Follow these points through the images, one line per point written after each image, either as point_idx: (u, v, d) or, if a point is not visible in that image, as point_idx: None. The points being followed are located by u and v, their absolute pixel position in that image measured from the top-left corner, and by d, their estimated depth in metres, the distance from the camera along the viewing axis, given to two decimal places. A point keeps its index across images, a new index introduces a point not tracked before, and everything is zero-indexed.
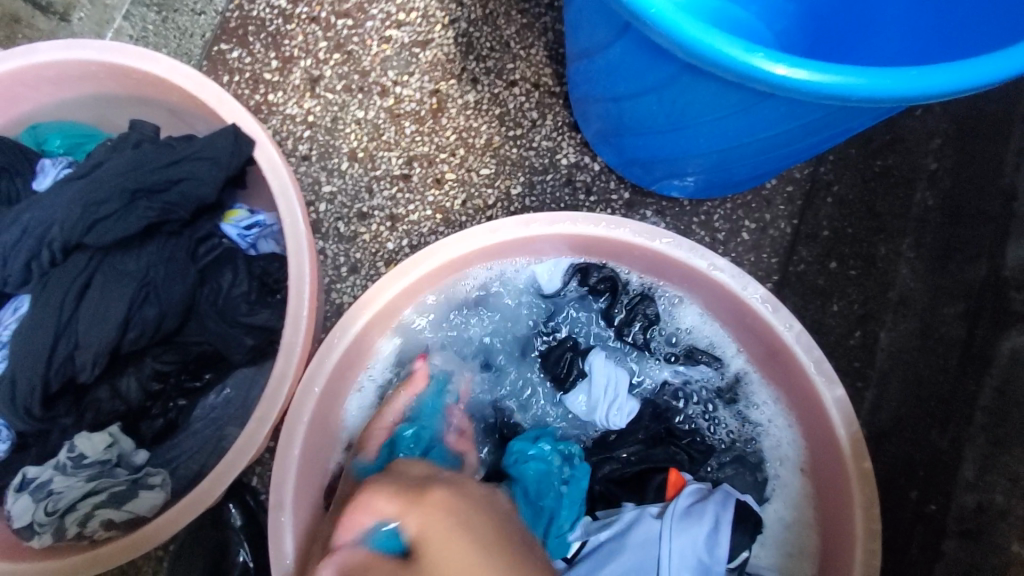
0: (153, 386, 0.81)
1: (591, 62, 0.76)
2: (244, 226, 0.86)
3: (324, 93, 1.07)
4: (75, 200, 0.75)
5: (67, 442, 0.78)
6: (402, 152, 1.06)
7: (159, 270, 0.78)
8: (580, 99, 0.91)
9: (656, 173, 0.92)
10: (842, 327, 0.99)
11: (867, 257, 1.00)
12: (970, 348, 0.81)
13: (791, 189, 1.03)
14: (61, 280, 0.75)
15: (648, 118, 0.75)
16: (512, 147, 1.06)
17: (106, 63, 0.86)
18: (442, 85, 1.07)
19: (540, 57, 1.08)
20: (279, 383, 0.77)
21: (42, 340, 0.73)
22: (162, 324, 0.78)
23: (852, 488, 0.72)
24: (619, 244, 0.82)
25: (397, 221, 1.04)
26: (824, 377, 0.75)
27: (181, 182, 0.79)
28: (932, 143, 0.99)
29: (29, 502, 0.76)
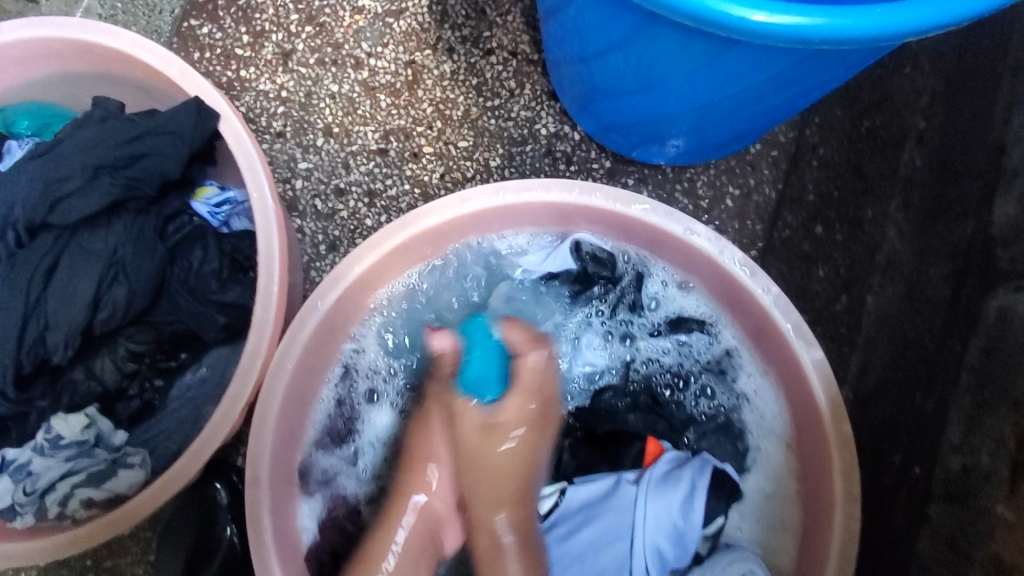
0: (128, 365, 0.81)
1: (560, 22, 0.74)
2: (214, 204, 0.85)
3: (297, 68, 1.05)
4: (37, 179, 0.74)
5: (44, 423, 0.78)
6: (378, 126, 1.04)
7: (127, 248, 0.76)
8: (555, 63, 0.88)
9: (635, 137, 0.89)
10: (828, 293, 0.96)
11: (853, 220, 0.97)
12: (955, 306, 0.80)
13: (776, 153, 1.00)
14: (28, 261, 0.74)
15: (618, 78, 0.73)
16: (490, 118, 1.03)
17: (66, 39, 0.84)
18: (417, 56, 1.05)
19: (517, 23, 1.05)
20: (252, 360, 0.76)
21: (10, 321, 0.73)
22: (133, 304, 0.77)
23: (830, 452, 0.71)
24: (600, 212, 0.80)
25: (375, 196, 1.03)
26: (802, 339, 0.73)
27: (144, 158, 0.77)
28: (920, 101, 0.97)
29: (9, 483, 0.76)
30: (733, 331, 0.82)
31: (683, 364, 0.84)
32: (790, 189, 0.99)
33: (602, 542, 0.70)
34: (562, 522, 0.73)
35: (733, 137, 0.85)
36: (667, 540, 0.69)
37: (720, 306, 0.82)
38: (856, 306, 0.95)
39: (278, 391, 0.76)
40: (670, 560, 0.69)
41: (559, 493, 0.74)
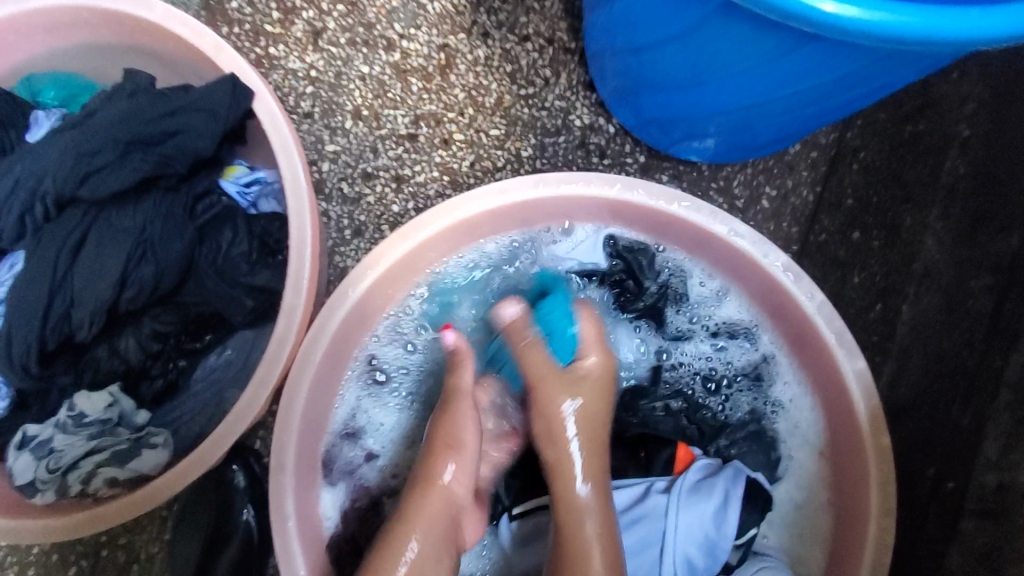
0: (153, 346, 0.80)
1: (613, 10, 0.71)
2: (244, 183, 0.84)
3: (327, 47, 1.03)
4: (67, 151, 0.72)
5: (67, 400, 0.77)
6: (408, 110, 1.02)
7: (156, 227, 0.75)
8: (597, 53, 0.86)
9: (676, 133, 0.86)
10: (862, 300, 0.93)
11: (891, 227, 0.94)
12: (997, 323, 0.82)
13: (816, 155, 0.98)
14: (55, 235, 0.73)
15: (671, 71, 0.70)
16: (524, 107, 1.01)
17: (97, 9, 0.82)
18: (451, 40, 1.02)
19: (554, 10, 1.02)
20: (279, 347, 0.74)
21: (37, 296, 0.71)
22: (161, 283, 0.75)
23: (868, 464, 0.69)
24: (638, 207, 0.78)
25: (403, 182, 1.01)
26: (845, 349, 0.71)
27: (178, 135, 0.76)
28: (965, 108, 0.93)
29: (30, 459, 0.75)
30: (768, 335, 0.81)
31: (712, 365, 0.83)
32: (827, 194, 0.97)
33: (630, 549, 0.69)
34: None
35: (777, 139, 0.83)
36: (698, 550, 0.68)
37: (754, 308, 0.81)
38: (891, 314, 0.91)
39: (307, 376, 0.75)
40: (700, 570, 0.69)
41: None
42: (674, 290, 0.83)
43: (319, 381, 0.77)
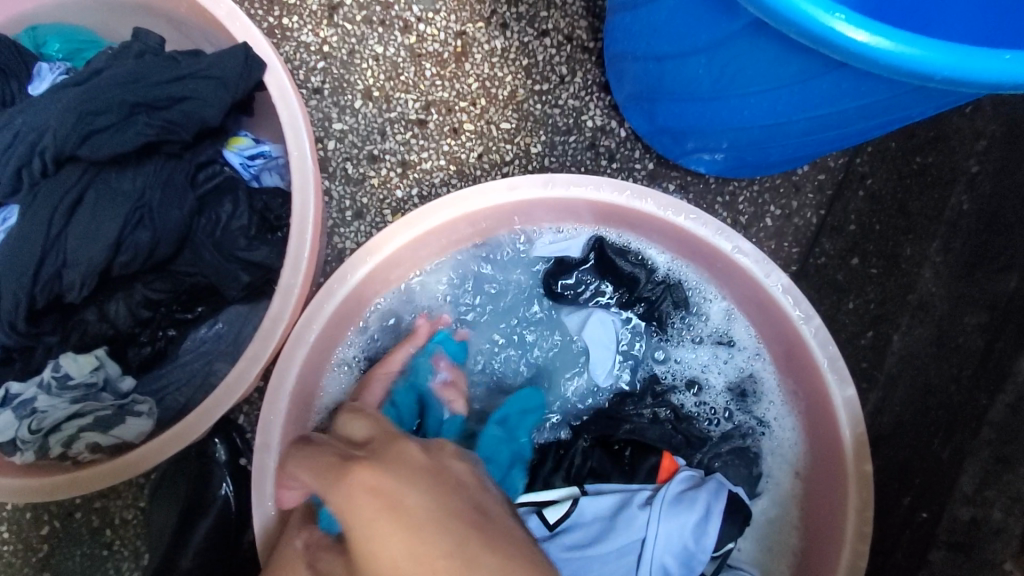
0: (142, 314, 0.79)
1: (639, 16, 0.71)
2: (247, 155, 0.82)
3: (342, 23, 1.01)
4: (70, 107, 0.71)
5: (51, 361, 0.76)
6: (419, 95, 1.00)
7: (155, 193, 0.73)
8: (615, 56, 0.85)
9: (687, 145, 0.86)
10: (854, 327, 0.93)
11: (890, 257, 0.94)
12: (986, 361, 0.85)
13: (823, 177, 0.97)
14: (51, 192, 0.71)
15: (691, 84, 0.70)
16: (537, 103, 1.00)
17: None
18: (468, 28, 1.01)
19: (576, 7, 1.00)
20: (273, 325, 0.74)
21: (28, 254, 0.70)
22: (156, 251, 0.74)
23: (846, 489, 0.70)
24: (641, 211, 0.77)
25: (409, 167, 1.00)
26: (835, 376, 0.72)
27: (184, 101, 0.74)
28: (977, 144, 0.94)
29: (12, 417, 0.74)
30: (758, 352, 0.82)
31: (697, 367, 0.84)
32: (831, 217, 0.97)
33: (610, 554, 0.70)
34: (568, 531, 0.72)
35: (790, 158, 0.83)
36: (675, 559, 0.69)
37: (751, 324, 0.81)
38: (882, 343, 0.91)
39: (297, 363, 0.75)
40: None
41: (571, 500, 0.73)
42: (674, 300, 0.83)
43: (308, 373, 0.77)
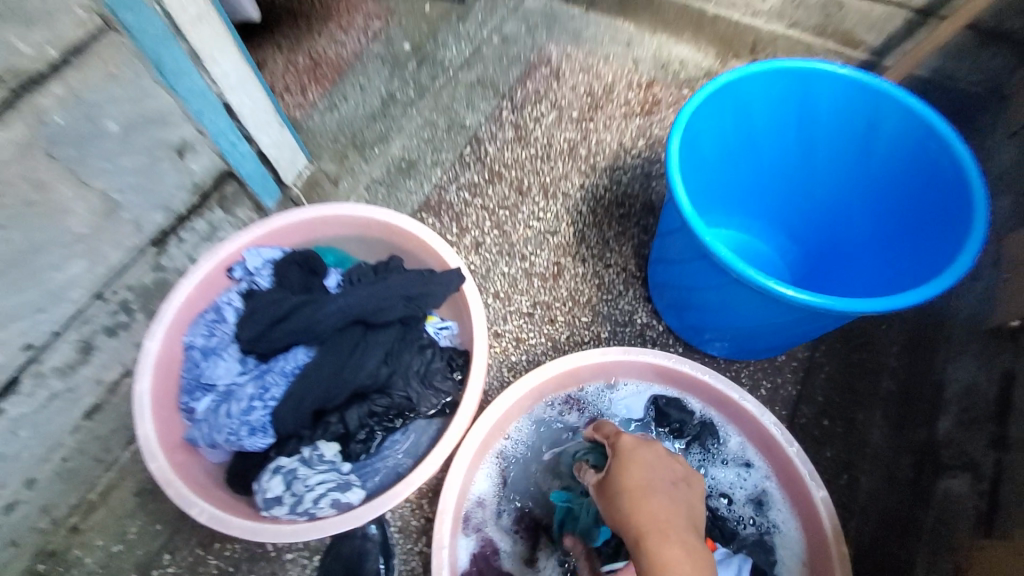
0: (365, 420, 1.21)
1: (677, 265, 1.30)
2: (438, 326, 1.35)
3: (483, 253, 1.67)
4: (370, 298, 1.23)
5: (309, 445, 1.17)
6: (530, 297, 1.59)
7: (395, 342, 1.24)
8: (660, 283, 1.43)
9: (706, 335, 1.39)
10: (832, 470, 1.36)
11: (849, 420, 1.41)
12: (918, 486, 1.20)
13: (795, 363, 1.48)
14: (340, 339, 1.22)
15: (709, 300, 1.26)
16: (605, 305, 1.57)
17: (380, 219, 1.39)
18: (562, 260, 1.65)
19: (628, 253, 1.66)
20: (457, 427, 1.15)
21: (322, 373, 1.18)
22: (389, 377, 1.22)
23: (834, 564, 1.05)
24: (685, 372, 1.25)
25: (521, 341, 1.53)
26: (813, 483, 1.12)
27: (428, 298, 1.26)
28: (893, 348, 1.47)
29: (282, 481, 1.12)
30: (766, 472, 1.20)
31: (727, 483, 1.21)
32: (805, 390, 1.45)
33: None
34: None
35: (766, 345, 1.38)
36: None
37: (760, 453, 1.21)
38: (854, 483, 1.34)
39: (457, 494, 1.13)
40: None
41: None
42: (710, 435, 1.24)
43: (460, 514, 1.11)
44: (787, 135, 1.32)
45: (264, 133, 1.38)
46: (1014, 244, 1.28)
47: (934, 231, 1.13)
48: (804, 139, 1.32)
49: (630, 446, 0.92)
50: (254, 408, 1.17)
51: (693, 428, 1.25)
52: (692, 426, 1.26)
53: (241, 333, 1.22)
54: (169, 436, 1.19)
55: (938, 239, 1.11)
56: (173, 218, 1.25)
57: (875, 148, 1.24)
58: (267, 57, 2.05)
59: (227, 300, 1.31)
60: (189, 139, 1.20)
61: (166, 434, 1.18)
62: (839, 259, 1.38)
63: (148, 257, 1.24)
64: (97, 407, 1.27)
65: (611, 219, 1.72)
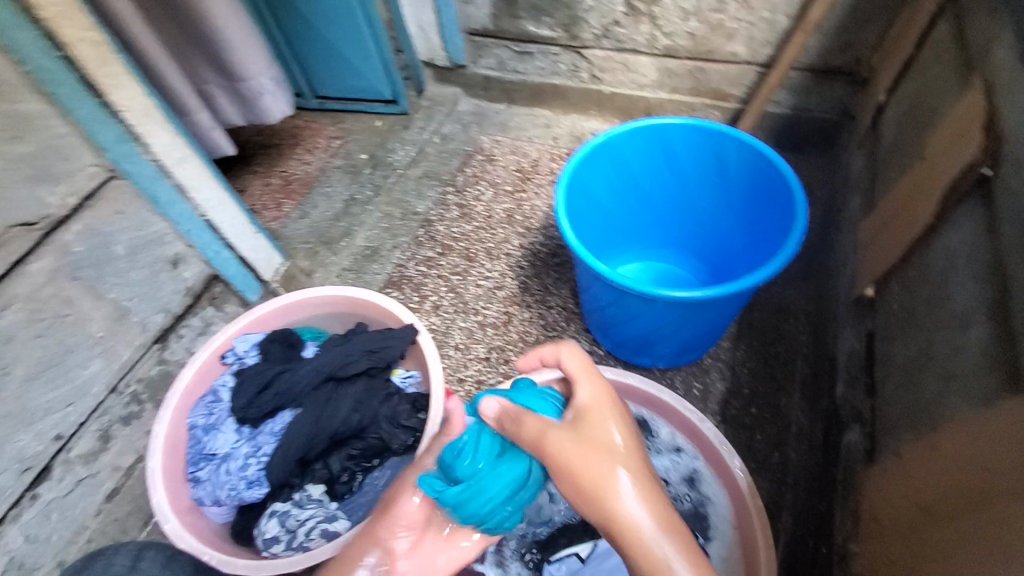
0: (346, 463, 1.42)
1: (588, 294, 1.56)
2: (403, 378, 1.56)
3: (442, 314, 1.93)
4: (338, 355, 1.50)
5: (301, 490, 1.38)
6: (486, 344, 1.83)
7: (365, 393, 1.47)
8: (587, 312, 1.68)
9: (633, 348, 1.62)
10: (764, 450, 1.52)
11: (774, 404, 1.59)
12: (830, 446, 1.39)
13: (721, 362, 1.69)
14: (317, 398, 1.44)
15: (620, 316, 1.50)
16: (551, 342, 1.82)
17: (344, 296, 1.65)
18: (510, 309, 1.91)
19: (566, 295, 1.92)
20: (421, 453, 1.33)
21: (304, 425, 1.39)
22: (362, 422, 1.43)
23: (753, 517, 1.21)
24: (612, 379, 1.44)
25: (481, 383, 1.76)
26: (727, 452, 1.29)
27: (388, 346, 1.51)
28: (801, 337, 1.69)
29: (277, 522, 1.31)
30: (694, 454, 1.38)
31: (663, 468, 1.39)
32: (732, 384, 1.64)
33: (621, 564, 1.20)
34: (593, 556, 1.23)
35: (682, 349, 1.58)
36: None
37: (686, 438, 1.39)
38: (785, 458, 1.50)
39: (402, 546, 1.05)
40: None
41: (594, 542, 1.25)
42: (643, 430, 1.44)
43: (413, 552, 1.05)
44: (664, 178, 1.60)
45: (243, 241, 1.69)
46: (865, 230, 1.55)
47: (777, 235, 1.39)
48: (679, 180, 1.60)
49: (585, 410, 0.97)
50: (249, 464, 1.39)
51: None
52: (628, 425, 1.45)
53: (235, 403, 1.44)
54: (179, 502, 1.38)
55: (778, 240, 1.37)
56: (171, 318, 1.53)
57: (728, 176, 1.51)
58: (248, 185, 2.41)
59: (222, 382, 1.54)
60: (180, 252, 1.52)
61: (177, 501, 1.37)
62: (729, 268, 1.62)
63: (152, 353, 1.50)
64: (116, 490, 1.45)
65: (548, 268, 2.00)
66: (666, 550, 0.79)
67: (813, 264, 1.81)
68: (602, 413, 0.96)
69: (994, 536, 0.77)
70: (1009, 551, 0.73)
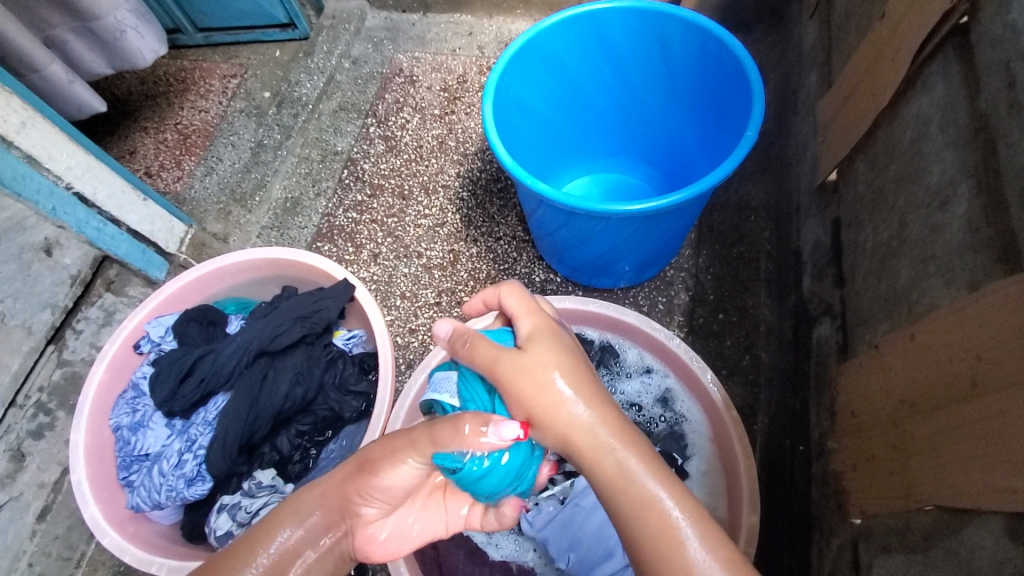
0: (297, 441, 1.31)
1: (535, 220, 1.41)
2: (346, 339, 1.41)
3: (382, 262, 1.76)
4: (265, 328, 1.33)
5: (249, 477, 1.25)
6: (434, 289, 1.69)
7: (304, 364, 1.32)
8: (537, 241, 1.54)
9: (591, 271, 1.50)
10: (735, 355, 1.47)
11: (741, 307, 1.53)
12: (798, 344, 1.34)
13: (683, 272, 1.60)
14: (250, 377, 1.29)
15: (572, 240, 1.37)
16: (504, 276, 1.69)
17: (264, 258, 1.45)
18: (456, 246, 1.75)
19: (514, 222, 1.77)
20: (375, 420, 1.22)
21: (240, 409, 1.24)
22: (305, 396, 1.30)
23: (730, 430, 1.15)
24: (573, 309, 1.33)
25: (435, 330, 1.63)
26: (698, 366, 1.22)
27: (320, 310, 1.34)
28: (764, 234, 1.61)
29: (228, 516, 1.20)
30: (665, 373, 1.31)
31: (635, 393, 1.34)
32: (697, 293, 1.56)
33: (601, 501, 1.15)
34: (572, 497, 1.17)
35: (642, 264, 1.47)
36: None
37: (655, 357, 1.32)
38: (756, 361, 1.46)
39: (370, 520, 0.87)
40: None
41: (571, 483, 1.19)
42: (610, 357, 1.35)
43: (374, 524, 0.88)
44: (603, 74, 1.41)
45: (131, 212, 1.43)
46: (822, 109, 1.43)
47: (733, 126, 1.25)
48: (619, 75, 1.41)
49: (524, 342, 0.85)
50: (185, 461, 1.25)
51: (595, 354, 1.36)
52: (595, 353, 1.36)
53: (156, 398, 1.28)
54: (116, 510, 1.24)
55: (736, 131, 1.23)
56: (62, 313, 1.31)
57: (675, 64, 1.34)
58: (138, 144, 2.05)
59: (141, 374, 1.35)
60: (51, 236, 1.29)
61: (112, 510, 1.23)
62: (684, 169, 1.48)
63: (49, 356, 1.29)
64: (48, 508, 1.26)
65: (491, 195, 1.82)
66: (627, 462, 0.76)
67: (770, 154, 1.69)
68: (545, 340, 0.85)
69: (994, 428, 0.68)
70: (1015, 444, 0.65)
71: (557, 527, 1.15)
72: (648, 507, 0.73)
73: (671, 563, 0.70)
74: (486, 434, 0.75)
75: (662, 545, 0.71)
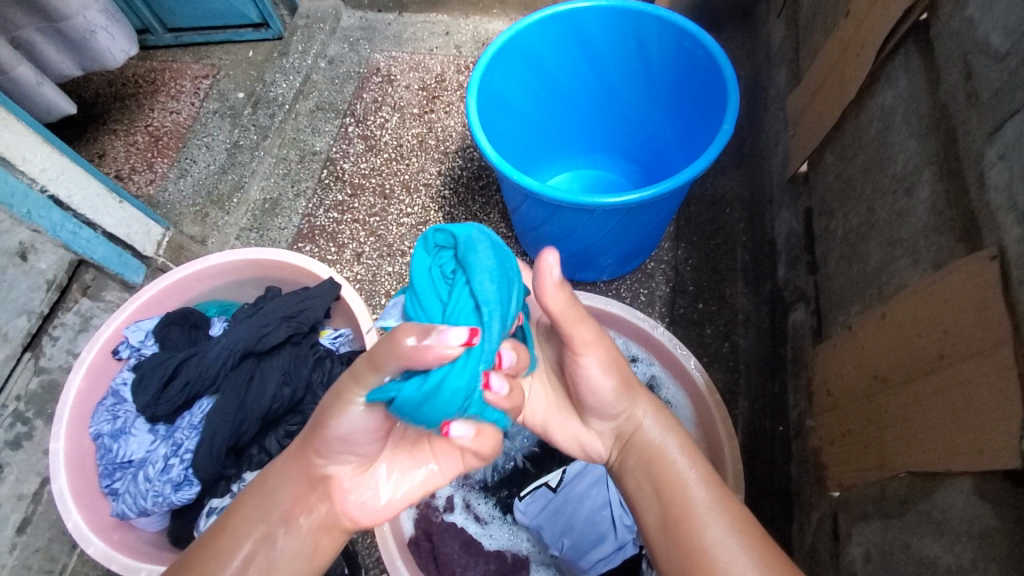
0: (286, 441, 1.30)
1: (519, 215, 1.43)
2: (333, 338, 1.41)
3: (365, 261, 1.75)
4: (251, 329, 1.31)
5: (238, 480, 1.25)
6: None
7: (291, 364, 1.31)
8: (521, 237, 1.56)
9: (575, 266, 1.53)
10: (715, 343, 1.52)
11: (719, 296, 1.57)
12: (775, 329, 1.39)
13: (663, 264, 1.64)
14: (236, 378, 1.27)
15: (555, 234, 1.39)
16: None
17: (247, 260, 1.43)
18: None
19: (497, 219, 1.79)
20: None
21: (228, 411, 1.23)
22: (293, 395, 1.29)
23: (714, 414, 1.19)
24: None
25: None
26: (681, 353, 1.26)
27: (306, 309, 1.34)
28: (739, 225, 1.66)
29: (218, 519, 1.19)
30: (650, 361, 1.34)
31: None
32: (677, 284, 1.61)
33: (592, 487, 1.17)
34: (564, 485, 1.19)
35: (624, 258, 1.51)
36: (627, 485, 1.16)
37: (640, 346, 1.35)
38: (735, 348, 1.50)
39: (342, 479, 0.85)
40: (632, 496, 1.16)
41: (562, 472, 1.21)
42: None
43: (350, 479, 0.86)
44: (581, 72, 1.44)
45: (106, 214, 1.42)
46: (792, 103, 1.48)
47: (709, 121, 1.30)
48: (596, 72, 1.45)
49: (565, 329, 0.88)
50: (171, 465, 1.23)
51: None
52: None
53: (139, 403, 1.26)
54: (100, 520, 1.22)
55: (712, 126, 1.28)
56: (38, 319, 1.28)
57: (651, 61, 1.38)
58: (108, 147, 2.00)
59: (122, 380, 1.32)
60: (25, 241, 1.25)
61: (97, 519, 1.21)
62: (662, 165, 1.52)
63: (25, 364, 1.25)
64: (28, 520, 1.23)
65: (473, 193, 1.84)
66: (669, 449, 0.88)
67: (743, 149, 1.75)
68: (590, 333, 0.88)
69: (959, 396, 0.73)
70: (979, 407, 0.70)
71: (550, 515, 1.17)
72: (680, 487, 0.83)
73: (691, 537, 0.78)
74: (429, 343, 0.68)
75: (684, 524, 0.80)
